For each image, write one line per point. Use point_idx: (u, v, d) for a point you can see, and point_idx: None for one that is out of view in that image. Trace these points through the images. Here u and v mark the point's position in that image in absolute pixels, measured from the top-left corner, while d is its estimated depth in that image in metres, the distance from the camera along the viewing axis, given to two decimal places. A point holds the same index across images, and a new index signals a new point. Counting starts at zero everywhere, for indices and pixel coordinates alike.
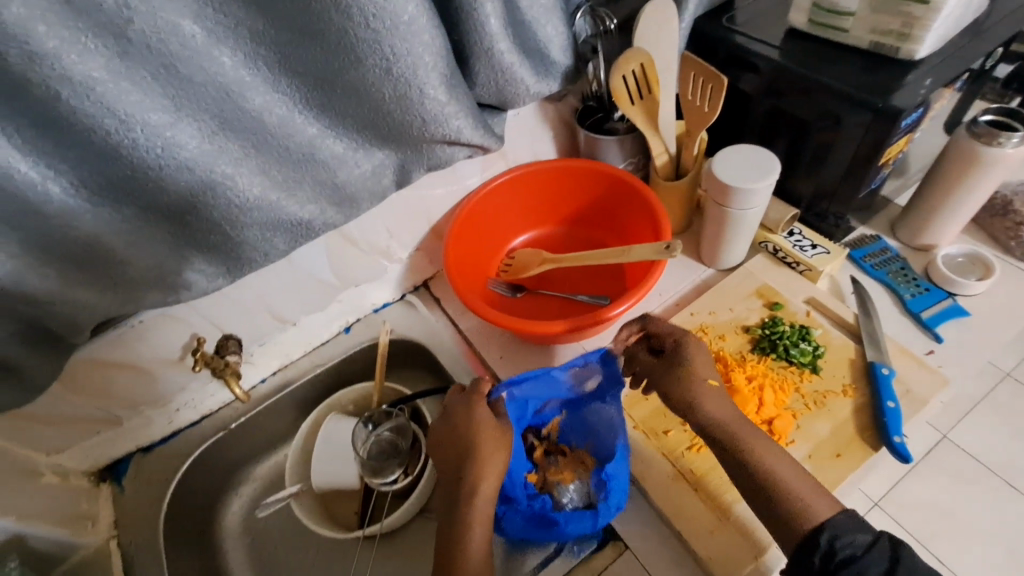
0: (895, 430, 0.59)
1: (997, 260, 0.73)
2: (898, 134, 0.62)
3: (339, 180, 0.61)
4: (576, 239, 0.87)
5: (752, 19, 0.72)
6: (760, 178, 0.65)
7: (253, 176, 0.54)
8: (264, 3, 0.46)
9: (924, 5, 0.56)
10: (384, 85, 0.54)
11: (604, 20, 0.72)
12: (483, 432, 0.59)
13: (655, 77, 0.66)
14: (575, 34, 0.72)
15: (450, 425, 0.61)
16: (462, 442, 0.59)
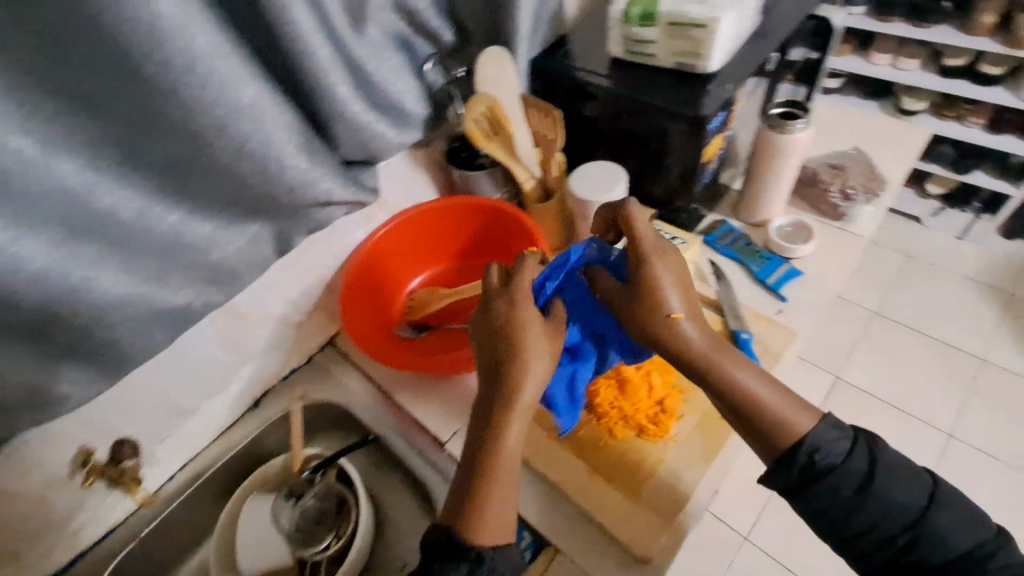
0: None
1: (818, 223, 0.85)
2: (710, 135, 0.73)
3: (214, 259, 0.61)
4: (470, 269, 0.89)
5: (581, 53, 0.82)
6: (611, 188, 0.73)
7: (116, 274, 0.53)
8: (99, 106, 0.47)
9: (703, 29, 0.66)
10: (242, 163, 0.56)
11: (454, 70, 0.77)
12: (525, 356, 0.54)
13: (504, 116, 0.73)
14: (429, 86, 0.76)
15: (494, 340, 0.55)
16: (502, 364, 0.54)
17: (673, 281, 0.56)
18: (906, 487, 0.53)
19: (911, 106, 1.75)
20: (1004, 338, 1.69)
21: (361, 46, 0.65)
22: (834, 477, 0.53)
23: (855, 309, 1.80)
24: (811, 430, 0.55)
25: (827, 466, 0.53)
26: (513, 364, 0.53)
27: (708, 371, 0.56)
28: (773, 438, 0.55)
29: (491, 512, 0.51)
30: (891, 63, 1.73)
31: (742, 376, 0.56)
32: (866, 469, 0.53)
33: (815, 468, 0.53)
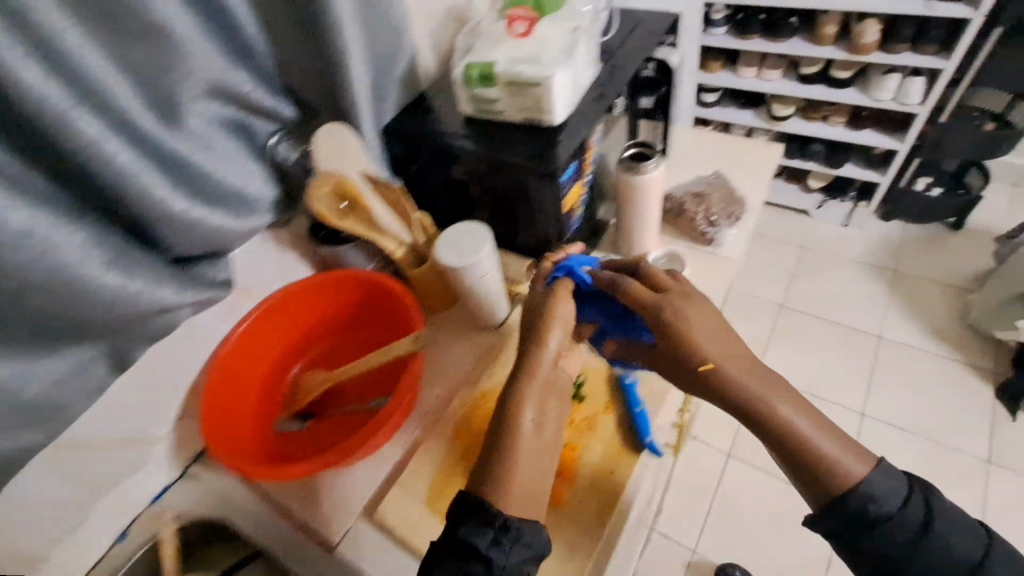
0: (645, 430, 0.68)
1: (690, 250, 0.88)
2: (564, 187, 0.73)
3: (26, 398, 0.54)
4: (355, 341, 0.82)
5: (437, 112, 0.80)
6: (480, 250, 0.71)
7: None
8: None
9: (538, 87, 0.65)
10: (34, 296, 0.49)
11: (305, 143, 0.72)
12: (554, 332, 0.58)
13: (355, 189, 0.68)
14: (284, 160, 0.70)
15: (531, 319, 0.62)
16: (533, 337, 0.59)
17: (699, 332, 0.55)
18: (956, 531, 0.53)
19: (781, 112, 1.88)
20: (896, 313, 1.82)
21: (182, 140, 0.59)
22: (886, 526, 0.52)
23: (763, 305, 1.89)
24: (864, 477, 0.53)
25: (879, 516, 0.52)
26: (537, 346, 0.58)
27: (758, 409, 0.55)
28: (825, 481, 0.53)
29: (516, 482, 0.52)
30: (757, 74, 1.86)
31: (796, 417, 0.54)
32: (919, 518, 0.53)
33: (867, 517, 0.53)
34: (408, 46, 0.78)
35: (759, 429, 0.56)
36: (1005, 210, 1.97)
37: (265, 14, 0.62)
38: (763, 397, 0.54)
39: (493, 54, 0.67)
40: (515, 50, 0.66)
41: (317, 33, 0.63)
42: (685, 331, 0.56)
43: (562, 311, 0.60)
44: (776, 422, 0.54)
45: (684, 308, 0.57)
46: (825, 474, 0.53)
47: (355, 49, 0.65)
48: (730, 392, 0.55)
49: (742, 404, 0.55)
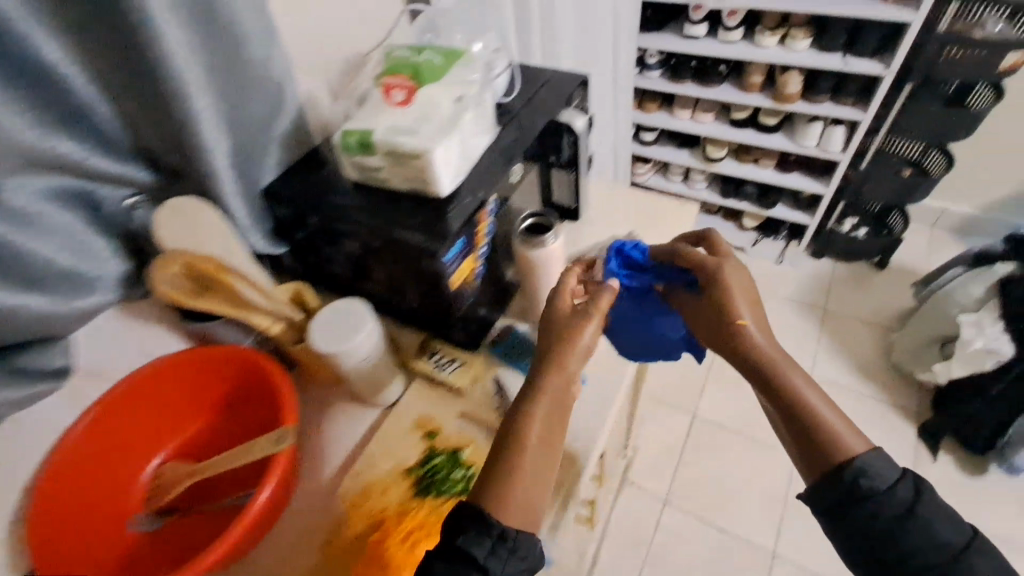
0: None
1: None
2: (451, 265, 0.67)
3: None
4: (229, 425, 0.74)
5: (324, 172, 0.74)
6: (358, 333, 0.65)
7: None
8: None
9: (419, 160, 0.60)
10: None
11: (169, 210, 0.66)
12: (583, 341, 0.60)
13: (217, 272, 0.60)
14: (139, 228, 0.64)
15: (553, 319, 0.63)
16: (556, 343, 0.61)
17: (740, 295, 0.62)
18: (942, 521, 0.54)
19: (715, 154, 1.91)
20: (827, 350, 1.85)
21: None
22: (873, 502, 0.54)
23: None
24: (862, 454, 0.55)
25: (868, 491, 0.54)
26: (571, 340, 0.60)
27: (773, 377, 0.59)
28: (822, 452, 0.57)
29: (516, 495, 0.53)
30: (692, 116, 1.88)
31: (808, 392, 0.58)
32: (903, 503, 0.54)
33: (858, 489, 0.54)
34: (292, 96, 0.72)
35: (773, 398, 0.60)
36: (924, 246, 2.06)
37: (104, 79, 0.55)
38: (778, 364, 0.59)
39: (372, 123, 0.62)
40: (395, 119, 0.61)
41: (168, 104, 0.56)
42: (732, 300, 0.62)
43: (587, 318, 0.62)
44: (789, 394, 0.59)
45: (739, 275, 0.64)
46: (825, 443, 0.57)
47: (216, 118, 0.59)
48: (756, 356, 0.60)
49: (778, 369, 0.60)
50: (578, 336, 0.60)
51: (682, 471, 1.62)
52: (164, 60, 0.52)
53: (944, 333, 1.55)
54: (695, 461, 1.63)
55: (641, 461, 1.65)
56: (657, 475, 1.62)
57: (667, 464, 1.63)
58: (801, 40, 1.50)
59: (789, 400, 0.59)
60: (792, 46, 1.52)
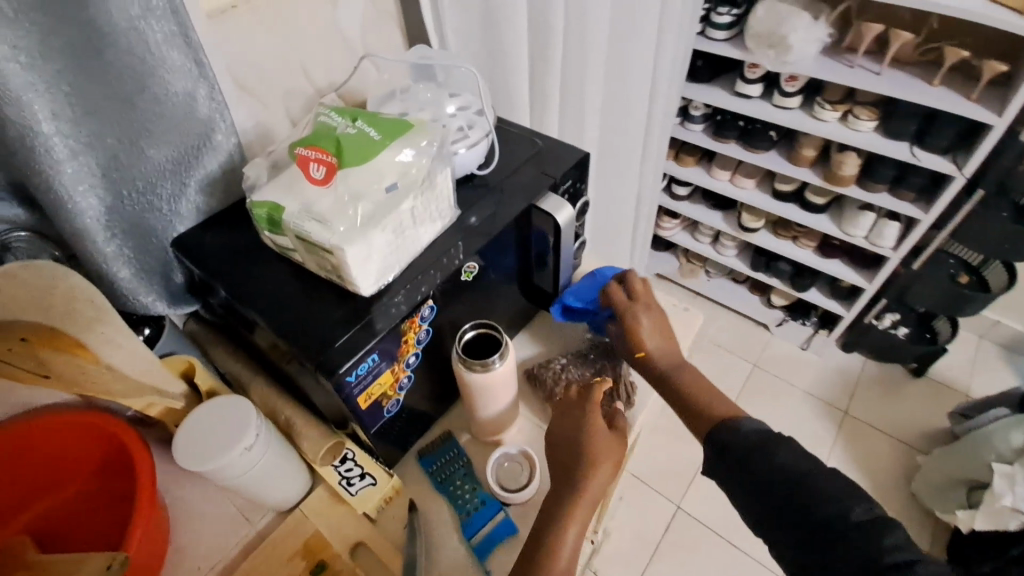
0: None
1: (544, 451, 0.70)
2: (361, 383, 0.53)
3: None
4: (97, 501, 0.62)
5: (247, 230, 0.61)
6: (229, 446, 0.52)
7: None
8: None
9: (331, 255, 0.48)
10: None
11: (46, 251, 0.55)
12: (603, 449, 0.58)
13: (57, 355, 0.48)
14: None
15: (568, 425, 0.61)
16: (578, 447, 0.58)
17: (645, 327, 0.68)
18: (791, 452, 0.55)
19: (750, 224, 1.73)
20: (839, 459, 1.65)
21: None
22: (734, 442, 0.57)
23: None
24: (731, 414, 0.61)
25: (728, 434, 0.58)
26: (604, 459, 0.57)
27: (679, 387, 0.65)
28: (699, 422, 0.62)
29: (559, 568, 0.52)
30: (731, 179, 1.70)
31: (692, 380, 0.65)
32: (757, 437, 0.56)
33: (719, 437, 0.58)
34: (229, 137, 0.60)
35: (677, 405, 0.64)
36: (969, 357, 1.84)
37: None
38: (678, 377, 0.65)
39: (286, 196, 0.50)
40: (312, 198, 0.49)
41: (16, 151, 0.47)
42: (634, 334, 0.68)
43: (616, 439, 0.59)
44: (690, 398, 0.64)
45: (647, 309, 0.70)
46: (705, 417, 0.61)
47: (79, 171, 0.50)
48: (662, 375, 0.66)
49: (693, 390, 0.64)
50: (602, 453, 0.57)
51: (654, 570, 1.46)
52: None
53: (975, 478, 1.33)
54: (669, 561, 1.47)
55: (611, 549, 1.49)
56: (626, 568, 1.46)
57: (638, 558, 1.47)
58: (865, 121, 1.31)
59: (708, 405, 0.62)
60: (853, 125, 1.34)
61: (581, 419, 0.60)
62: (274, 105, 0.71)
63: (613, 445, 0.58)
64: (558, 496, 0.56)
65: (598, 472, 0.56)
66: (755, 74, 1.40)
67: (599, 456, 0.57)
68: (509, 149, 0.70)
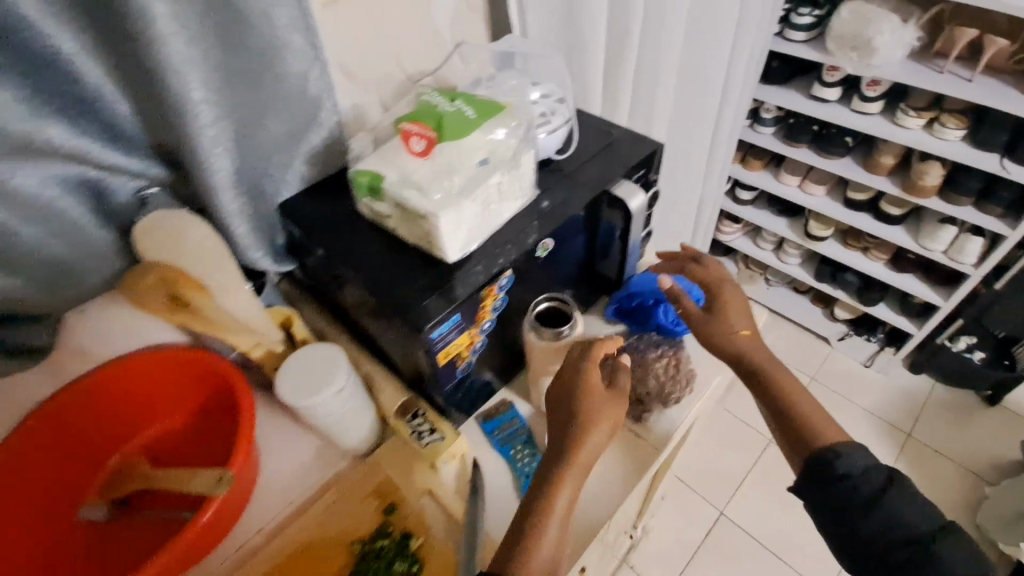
0: None
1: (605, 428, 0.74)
2: (441, 340, 0.58)
3: None
4: (200, 433, 0.70)
5: (342, 199, 0.68)
6: (319, 390, 0.58)
7: None
8: None
9: (426, 221, 0.53)
10: None
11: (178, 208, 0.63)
12: (597, 411, 0.56)
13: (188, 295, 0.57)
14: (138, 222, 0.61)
15: (561, 385, 0.59)
16: (569, 412, 0.56)
17: (735, 308, 0.68)
18: (913, 509, 0.52)
19: (818, 232, 1.68)
20: None
21: None
22: (848, 484, 0.54)
23: (752, 436, 1.66)
24: (841, 440, 0.58)
25: (842, 472, 0.55)
26: (591, 428, 0.55)
27: (766, 375, 0.63)
28: (802, 441, 0.59)
29: (548, 543, 0.50)
30: (800, 185, 1.65)
31: (790, 381, 0.63)
32: (874, 488, 0.53)
33: (832, 471, 0.55)
34: (334, 114, 0.66)
35: (768, 400, 0.63)
36: None
37: (119, 79, 0.54)
38: (767, 365, 0.63)
39: (387, 166, 0.55)
40: (409, 169, 0.54)
41: (170, 117, 0.54)
42: (729, 311, 0.68)
43: (613, 400, 0.58)
44: (774, 386, 0.63)
45: (732, 292, 0.69)
46: (812, 443, 0.58)
47: (217, 136, 0.56)
48: (752, 362, 0.64)
49: (790, 394, 0.62)
50: (596, 418, 0.56)
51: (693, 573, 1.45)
52: (163, 75, 0.50)
53: None
54: (709, 566, 1.45)
55: (649, 547, 1.49)
56: (663, 567, 1.46)
57: (677, 559, 1.47)
58: (952, 129, 1.26)
59: (809, 425, 0.59)
60: (938, 133, 1.28)
61: (575, 378, 0.58)
62: (369, 89, 0.77)
63: (610, 403, 0.57)
64: (550, 458, 0.55)
65: (589, 434, 0.55)
66: (834, 77, 1.36)
67: (596, 418, 0.56)
68: (586, 137, 0.74)
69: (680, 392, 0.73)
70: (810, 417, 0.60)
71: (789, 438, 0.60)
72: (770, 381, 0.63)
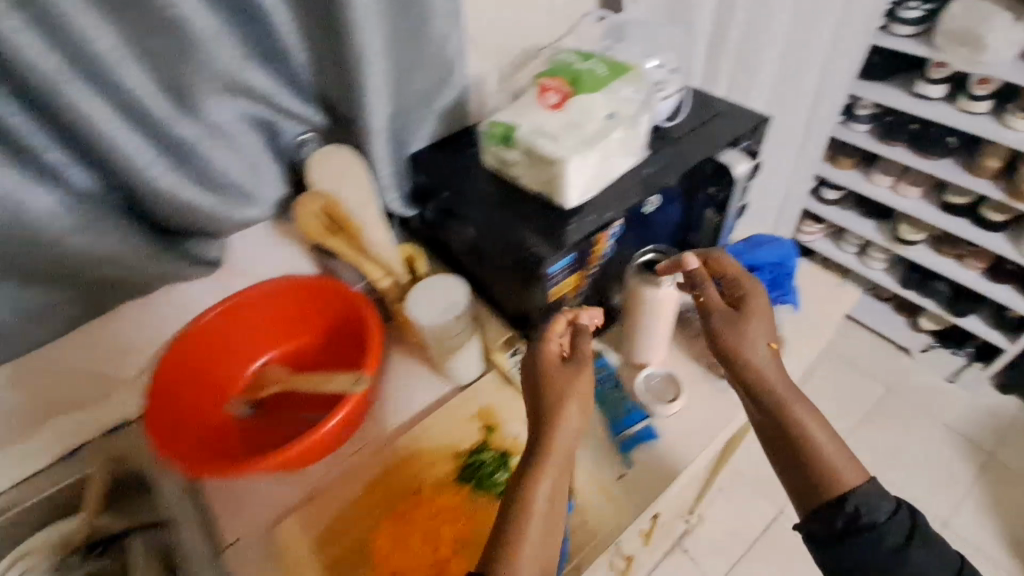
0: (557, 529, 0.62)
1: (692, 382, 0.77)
2: (556, 276, 0.65)
3: None
4: (326, 354, 0.81)
5: (466, 154, 0.77)
6: (446, 310, 0.71)
7: None
8: None
9: (554, 167, 0.60)
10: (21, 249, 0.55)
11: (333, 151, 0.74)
12: (569, 398, 0.57)
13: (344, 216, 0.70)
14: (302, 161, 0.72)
15: (537, 371, 0.60)
16: (543, 401, 0.58)
17: (755, 318, 0.62)
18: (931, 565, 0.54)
19: (909, 235, 1.62)
20: (974, 507, 1.50)
21: (196, 128, 0.61)
22: (877, 534, 0.54)
23: None
24: (858, 486, 0.56)
25: (869, 521, 0.54)
26: (556, 417, 0.56)
27: (773, 400, 0.59)
28: (817, 487, 0.57)
29: (531, 538, 0.51)
30: (892, 185, 1.60)
31: (805, 411, 0.59)
32: (898, 543, 0.54)
33: (858, 521, 0.54)
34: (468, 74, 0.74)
35: (772, 427, 0.59)
36: None
37: (304, 33, 0.64)
38: (776, 386, 0.59)
39: (520, 119, 0.62)
40: (542, 121, 0.61)
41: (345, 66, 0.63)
42: (750, 317, 0.62)
43: (579, 384, 0.58)
44: (785, 414, 0.58)
45: (752, 297, 0.63)
46: (824, 487, 0.56)
47: (378, 85, 0.65)
48: (766, 383, 0.59)
49: (805, 429, 0.58)
50: (568, 407, 0.56)
51: (745, 566, 1.45)
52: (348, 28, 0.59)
53: None
54: (762, 559, 1.45)
55: (703, 534, 1.50)
56: (715, 555, 1.47)
57: (730, 549, 1.48)
58: None
59: (822, 465, 0.57)
60: None
61: (553, 370, 0.59)
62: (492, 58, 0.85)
63: (577, 388, 0.58)
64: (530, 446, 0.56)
65: (559, 419, 0.56)
66: (940, 73, 1.32)
67: (568, 400, 0.57)
68: (694, 109, 0.78)
69: None
70: (827, 454, 0.57)
71: (798, 474, 0.58)
72: (785, 411, 0.58)
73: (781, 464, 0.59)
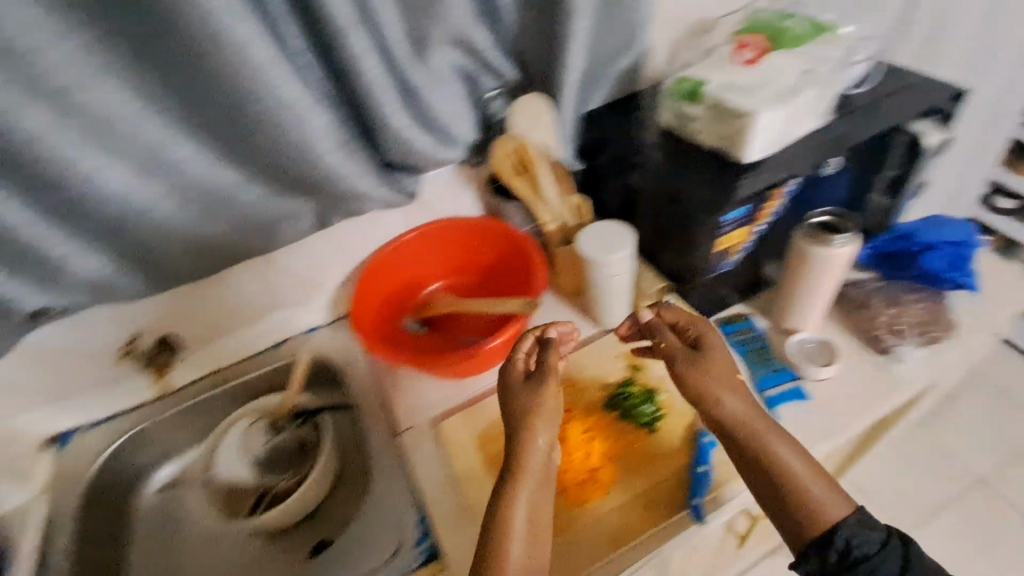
0: (701, 459, 0.68)
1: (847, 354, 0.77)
2: (727, 225, 0.68)
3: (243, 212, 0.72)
4: (486, 289, 0.92)
5: (639, 115, 0.82)
6: (618, 250, 0.74)
7: (169, 199, 0.67)
8: (194, 99, 0.61)
9: (743, 118, 0.63)
10: (286, 162, 0.68)
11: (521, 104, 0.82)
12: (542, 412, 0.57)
13: (532, 158, 0.83)
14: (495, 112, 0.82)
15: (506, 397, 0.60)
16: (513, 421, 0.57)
17: (721, 353, 0.61)
18: None
19: None
20: None
21: (423, 73, 0.72)
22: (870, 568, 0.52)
23: None
24: (842, 520, 0.54)
25: (860, 555, 0.52)
26: (529, 435, 0.55)
27: (747, 438, 0.57)
28: (802, 522, 0.55)
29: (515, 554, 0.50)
30: None
31: (785, 450, 0.57)
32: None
33: (848, 557, 0.52)
34: None
35: (750, 464, 0.57)
36: None
37: None
38: (751, 424, 0.57)
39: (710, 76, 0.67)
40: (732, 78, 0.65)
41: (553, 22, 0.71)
42: (714, 357, 0.61)
43: (547, 398, 0.58)
44: (764, 454, 0.56)
45: (713, 334, 0.64)
46: (808, 524, 0.54)
47: None
48: (737, 419, 0.58)
49: (784, 469, 0.56)
50: (533, 426, 0.56)
51: None
52: None
53: None
54: None
55: None
56: None
57: None
58: None
59: (810, 506, 0.55)
60: None
61: (525, 391, 0.59)
62: None
63: (549, 406, 0.57)
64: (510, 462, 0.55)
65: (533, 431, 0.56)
66: None
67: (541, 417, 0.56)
68: (882, 80, 0.77)
69: (939, 330, 0.77)
70: (810, 492, 0.55)
71: (783, 514, 0.56)
72: (763, 451, 0.57)
73: (767, 505, 0.57)
